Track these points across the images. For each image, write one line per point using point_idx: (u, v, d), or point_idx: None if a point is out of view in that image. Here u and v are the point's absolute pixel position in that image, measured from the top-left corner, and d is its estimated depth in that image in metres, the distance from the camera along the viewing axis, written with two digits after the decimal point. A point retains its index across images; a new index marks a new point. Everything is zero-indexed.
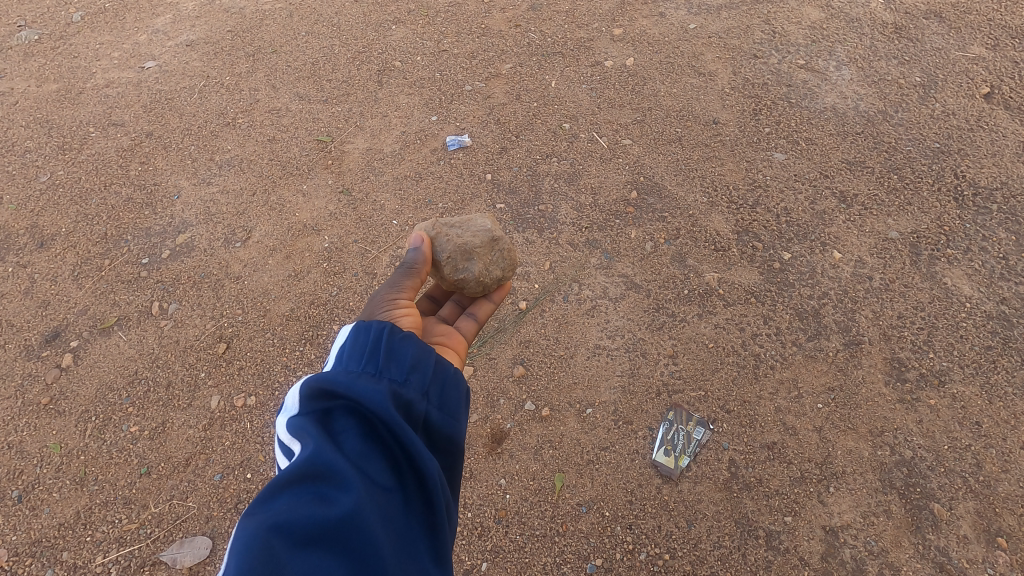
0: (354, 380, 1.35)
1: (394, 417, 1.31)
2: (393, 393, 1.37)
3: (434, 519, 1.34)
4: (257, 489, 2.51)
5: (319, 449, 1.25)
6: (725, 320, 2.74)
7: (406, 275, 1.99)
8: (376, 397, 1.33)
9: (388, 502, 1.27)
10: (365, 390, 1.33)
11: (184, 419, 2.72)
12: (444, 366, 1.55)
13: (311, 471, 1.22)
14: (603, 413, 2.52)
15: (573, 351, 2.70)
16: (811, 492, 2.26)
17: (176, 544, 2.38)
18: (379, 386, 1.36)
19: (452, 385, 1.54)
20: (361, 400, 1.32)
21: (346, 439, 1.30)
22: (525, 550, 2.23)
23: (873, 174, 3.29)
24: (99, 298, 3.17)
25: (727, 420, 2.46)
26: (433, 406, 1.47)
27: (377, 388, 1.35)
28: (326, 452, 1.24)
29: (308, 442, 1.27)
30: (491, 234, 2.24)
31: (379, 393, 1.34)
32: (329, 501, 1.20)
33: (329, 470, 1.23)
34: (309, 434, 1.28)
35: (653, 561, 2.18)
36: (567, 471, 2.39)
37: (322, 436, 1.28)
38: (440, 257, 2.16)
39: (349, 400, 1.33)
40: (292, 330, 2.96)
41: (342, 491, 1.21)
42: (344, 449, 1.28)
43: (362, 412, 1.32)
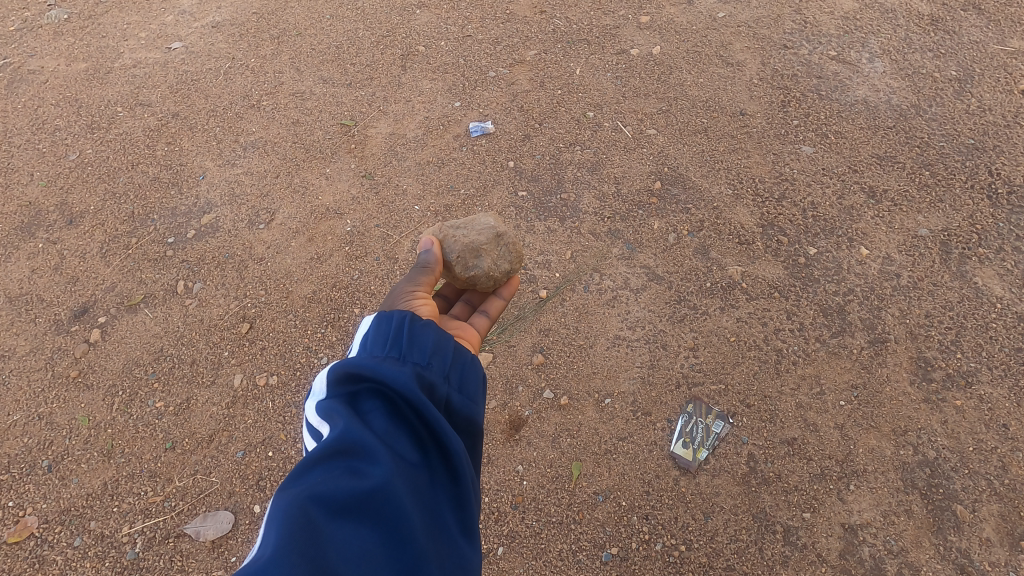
0: (380, 363, 1.37)
1: (420, 397, 1.33)
2: (416, 375, 1.38)
3: (459, 494, 1.36)
4: (279, 467, 2.54)
5: (349, 426, 1.26)
6: (748, 314, 2.72)
7: (421, 273, 2.00)
8: (401, 378, 1.35)
9: (416, 477, 1.29)
10: (390, 371, 1.35)
11: (208, 397, 2.77)
12: (462, 353, 1.55)
13: (342, 448, 1.24)
14: (622, 403, 2.52)
15: (593, 341, 2.70)
16: (831, 489, 2.24)
17: (200, 517, 2.43)
18: (403, 368, 1.37)
19: (469, 369, 1.54)
20: (387, 382, 1.34)
21: (373, 419, 1.32)
22: (541, 536, 2.25)
23: (904, 170, 3.22)
24: (126, 276, 3.23)
25: (747, 414, 2.45)
26: (456, 389, 1.48)
27: (401, 371, 1.36)
28: (356, 430, 1.26)
29: (338, 421, 1.28)
30: (494, 230, 2.24)
31: (404, 375, 1.35)
32: (361, 475, 1.21)
33: (359, 446, 1.25)
34: (339, 414, 1.30)
35: (669, 552, 2.18)
36: (584, 459, 2.40)
37: (350, 415, 1.30)
38: (451, 257, 2.16)
39: (375, 381, 1.34)
40: (314, 312, 2.99)
41: (373, 465, 1.23)
42: (373, 427, 1.30)
43: (387, 392, 1.34)
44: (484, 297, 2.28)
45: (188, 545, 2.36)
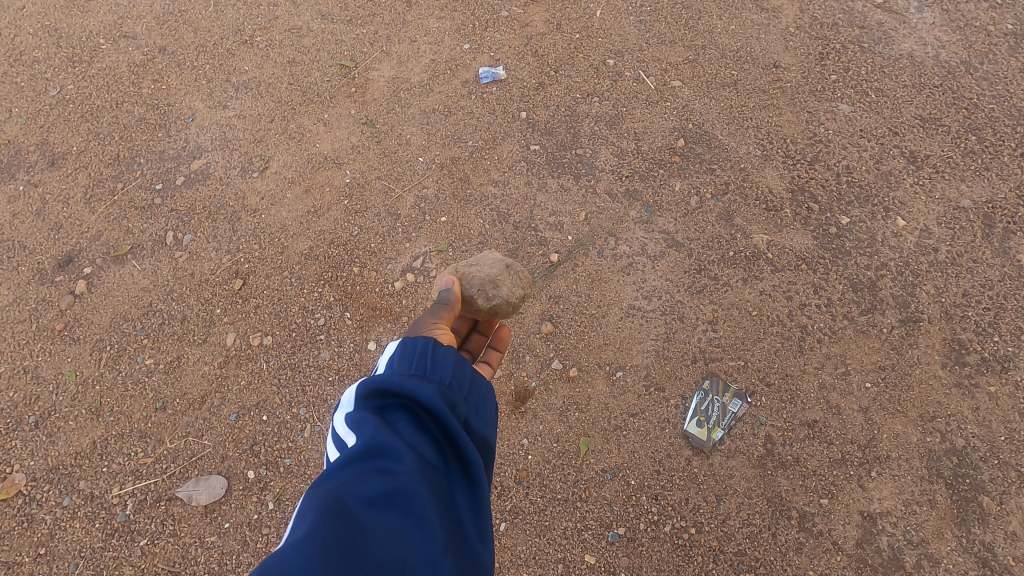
0: (405, 380, 1.36)
1: (444, 411, 1.33)
2: (441, 392, 1.38)
3: (477, 503, 1.35)
4: (273, 432, 2.43)
5: (376, 433, 1.28)
6: (772, 286, 2.55)
7: (442, 312, 1.85)
8: (424, 392, 1.35)
9: (438, 487, 1.29)
10: (417, 388, 1.35)
11: (200, 355, 2.65)
12: (478, 381, 1.51)
13: (370, 450, 1.26)
14: (635, 377, 2.39)
15: (605, 310, 2.55)
16: (851, 475, 2.14)
17: (192, 481, 2.33)
18: (429, 385, 1.37)
19: (482, 395, 1.50)
20: (412, 396, 1.34)
21: (398, 426, 1.32)
22: (545, 513, 2.17)
23: (948, 133, 2.97)
24: (112, 224, 3.05)
25: (766, 393, 2.32)
26: (473, 409, 1.45)
27: (427, 388, 1.36)
28: (383, 434, 1.28)
29: (365, 428, 1.29)
30: (503, 260, 2.16)
31: (430, 392, 1.35)
32: (387, 474, 1.23)
33: (387, 454, 1.26)
34: (367, 422, 1.30)
35: (678, 535, 2.10)
36: (593, 436, 2.29)
37: (378, 424, 1.30)
38: (471, 291, 2.04)
39: (400, 393, 1.34)
40: (311, 270, 2.82)
41: (398, 466, 1.24)
42: (399, 433, 1.31)
43: (411, 405, 1.34)
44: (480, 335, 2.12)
45: (180, 509, 2.28)
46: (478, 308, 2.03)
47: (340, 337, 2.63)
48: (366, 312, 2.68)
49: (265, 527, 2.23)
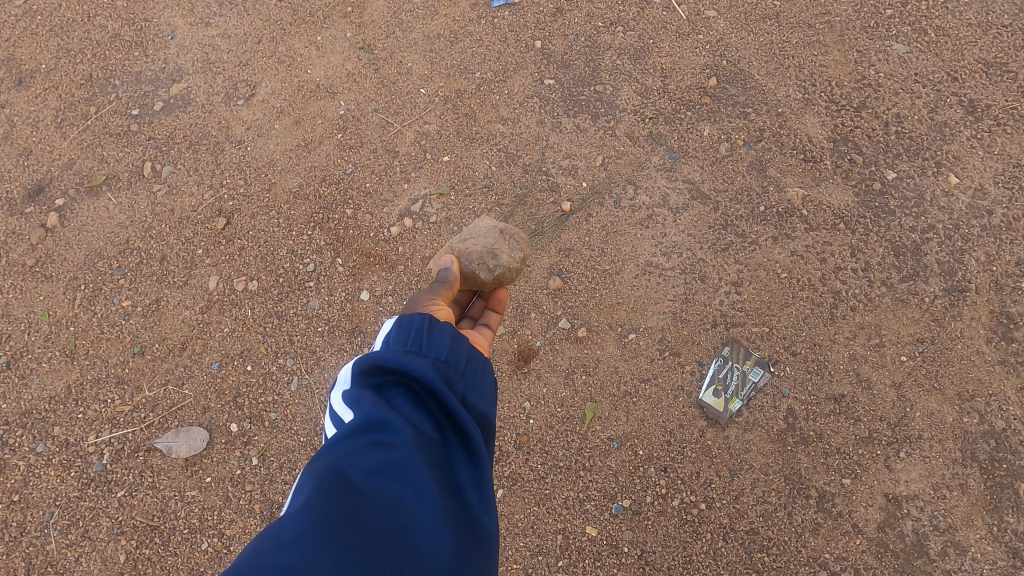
0: (400, 356, 1.23)
1: (440, 386, 1.20)
2: (435, 366, 1.24)
3: (484, 479, 1.20)
4: (258, 384, 2.27)
5: (369, 409, 1.15)
6: (805, 247, 2.31)
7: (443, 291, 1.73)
8: (420, 366, 1.21)
9: (438, 464, 1.15)
10: (411, 361, 1.22)
11: (180, 299, 2.46)
12: (476, 357, 1.36)
13: (366, 424, 1.13)
14: (648, 340, 2.21)
15: (619, 266, 2.34)
16: (878, 455, 1.98)
17: (172, 432, 2.20)
18: (423, 360, 1.24)
19: (480, 374, 1.34)
20: (405, 370, 1.21)
21: (396, 400, 1.19)
22: (546, 481, 2.04)
23: (1015, 81, 2.60)
24: (86, 152, 2.80)
25: (791, 363, 2.13)
26: (472, 386, 1.31)
27: (421, 362, 1.23)
28: (379, 407, 1.15)
29: (357, 406, 1.17)
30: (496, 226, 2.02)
31: (424, 365, 1.22)
32: (385, 446, 1.10)
33: (381, 429, 1.13)
34: (359, 400, 1.18)
35: (687, 510, 1.97)
36: (600, 401, 2.13)
37: (371, 399, 1.17)
38: (472, 267, 1.90)
39: (396, 367, 1.21)
40: (300, 211, 2.59)
41: (395, 438, 1.11)
42: (397, 408, 1.17)
43: (406, 380, 1.21)
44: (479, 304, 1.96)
45: (159, 461, 2.15)
46: (479, 280, 1.90)
47: (331, 285, 2.42)
48: (359, 259, 2.47)
49: (249, 483, 2.11)
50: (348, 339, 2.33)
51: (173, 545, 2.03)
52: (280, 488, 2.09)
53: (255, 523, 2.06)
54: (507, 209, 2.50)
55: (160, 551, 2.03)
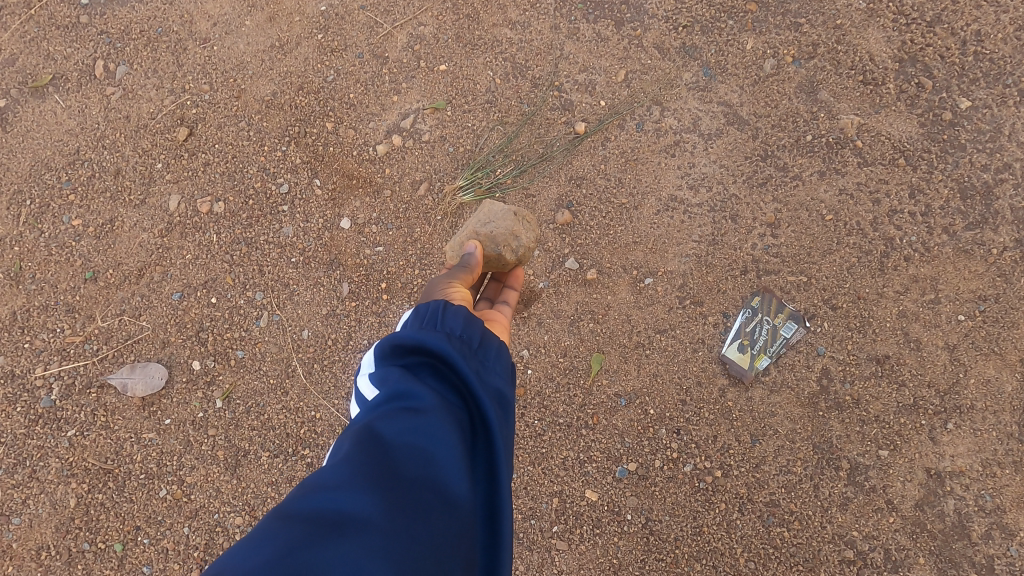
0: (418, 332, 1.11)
1: (456, 361, 1.06)
2: (452, 342, 1.10)
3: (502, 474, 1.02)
4: (223, 319, 2.01)
5: (394, 387, 1.05)
6: (856, 184, 1.98)
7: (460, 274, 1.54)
8: (435, 339, 1.08)
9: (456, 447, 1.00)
10: (428, 339, 1.08)
11: (138, 220, 2.17)
12: (489, 340, 1.17)
13: (392, 392, 1.04)
14: (667, 286, 1.94)
15: (639, 200, 2.02)
16: (922, 426, 1.75)
17: (127, 368, 1.97)
18: (439, 335, 1.09)
19: (494, 356, 1.15)
20: (422, 348, 1.08)
21: (419, 373, 1.07)
22: (543, 439, 1.83)
23: None
24: (27, 45, 2.39)
25: (830, 318, 1.86)
26: (485, 367, 1.11)
27: (438, 338, 1.09)
28: (405, 377, 1.06)
29: (383, 385, 1.07)
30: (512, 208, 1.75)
31: (439, 341, 1.08)
32: (410, 411, 1.00)
33: (403, 402, 1.02)
34: (384, 380, 1.08)
35: (700, 477, 1.78)
36: (608, 352, 1.89)
37: (394, 378, 1.07)
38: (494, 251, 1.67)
39: (412, 345, 1.08)
40: (272, 123, 2.24)
41: (418, 408, 1.00)
42: (421, 380, 1.06)
43: (424, 359, 1.08)
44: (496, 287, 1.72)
45: (114, 399, 1.94)
46: (504, 263, 1.68)
47: (307, 210, 2.12)
48: (339, 182, 2.15)
49: (212, 428, 1.89)
50: (325, 272, 2.05)
51: (129, 491, 1.85)
52: (247, 435, 1.89)
53: (217, 471, 1.86)
54: (511, 129, 2.15)
55: (114, 496, 1.85)
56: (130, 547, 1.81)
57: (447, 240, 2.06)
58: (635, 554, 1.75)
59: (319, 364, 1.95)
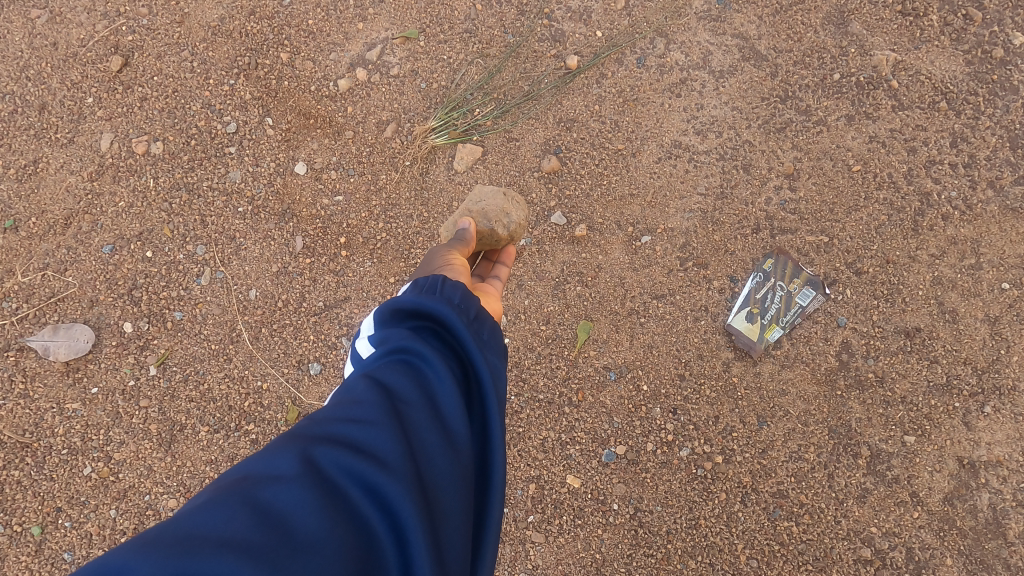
0: (420, 297, 0.94)
1: (460, 329, 0.91)
2: (456, 309, 0.94)
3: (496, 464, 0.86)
4: (160, 275, 1.76)
5: (394, 346, 0.89)
6: (889, 131, 1.70)
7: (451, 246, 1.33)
8: (436, 305, 0.93)
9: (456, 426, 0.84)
10: (430, 303, 0.93)
11: (64, 161, 1.87)
12: (483, 317, 0.98)
13: (395, 346, 0.89)
14: (667, 245, 1.68)
15: (637, 146, 1.75)
16: (955, 409, 1.53)
17: (49, 330, 1.72)
18: (442, 300, 0.94)
19: (488, 331, 0.96)
20: (426, 310, 0.92)
21: (418, 333, 0.91)
22: (521, 417, 1.61)
23: None
24: None
25: (853, 285, 1.62)
26: (483, 343, 0.93)
27: (441, 303, 0.93)
28: (408, 335, 0.90)
29: (381, 347, 0.91)
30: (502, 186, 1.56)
31: (443, 307, 0.92)
32: (409, 373, 0.85)
33: (405, 362, 0.87)
34: (382, 342, 0.92)
35: (698, 463, 1.56)
36: (597, 320, 1.65)
37: (394, 337, 0.91)
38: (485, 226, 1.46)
39: (412, 308, 0.93)
40: (217, 53, 1.92)
41: (420, 371, 0.86)
42: (422, 340, 0.89)
43: (426, 323, 0.92)
44: (486, 266, 1.49)
45: (34, 365, 1.70)
46: (497, 238, 1.47)
47: (256, 152, 1.84)
48: (295, 121, 1.87)
49: (144, 399, 1.67)
50: (276, 224, 1.79)
51: (49, 468, 1.63)
52: (185, 407, 1.66)
53: (150, 447, 1.64)
54: (493, 63, 1.86)
55: (32, 474, 1.63)
56: (50, 531, 1.60)
57: (416, 190, 1.79)
58: (621, 548, 1.54)
59: (268, 329, 1.71)
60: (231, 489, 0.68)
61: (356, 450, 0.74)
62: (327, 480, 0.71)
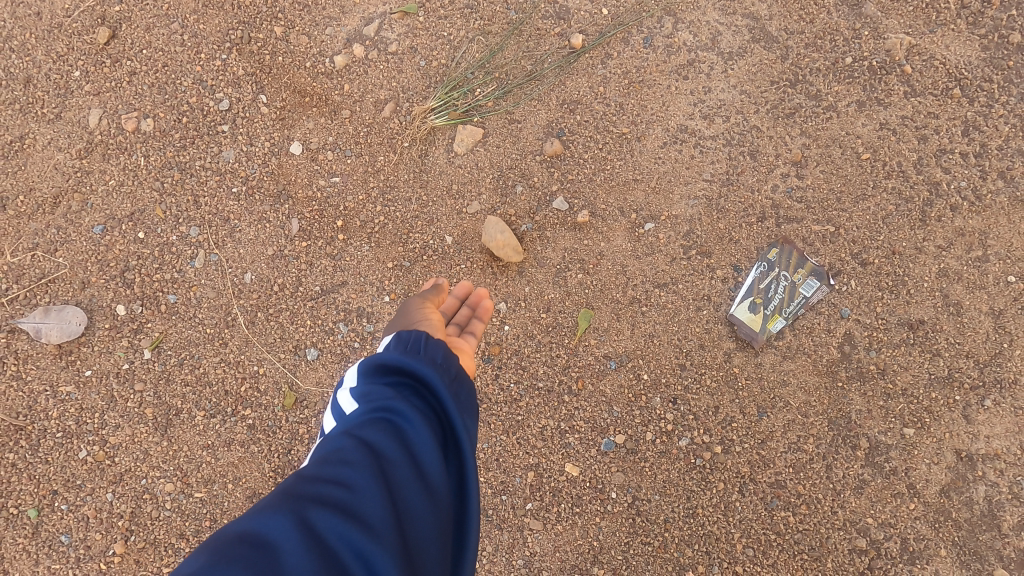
0: (401, 356, 1.03)
1: (441, 388, 1.00)
2: (438, 368, 1.03)
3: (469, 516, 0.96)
4: (153, 257, 1.72)
5: (381, 403, 0.97)
6: (900, 118, 1.66)
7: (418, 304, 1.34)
8: (421, 364, 1.02)
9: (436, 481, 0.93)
10: (417, 363, 1.01)
11: (52, 138, 1.81)
12: (463, 376, 1.08)
13: (377, 403, 0.97)
14: (670, 233, 1.65)
15: (642, 130, 1.71)
16: (955, 402, 1.53)
17: (41, 311, 1.69)
18: (426, 361, 1.02)
19: (465, 392, 1.06)
20: (411, 369, 1.01)
21: (399, 392, 0.99)
22: (520, 405, 1.60)
23: None
24: None
25: (858, 276, 1.60)
26: (459, 404, 1.02)
27: (424, 363, 1.02)
28: (390, 395, 0.98)
29: (366, 403, 0.99)
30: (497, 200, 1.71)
31: (427, 367, 1.01)
32: (395, 432, 0.94)
33: (389, 420, 0.95)
34: (366, 399, 0.99)
35: (697, 453, 1.56)
36: (598, 309, 1.63)
37: (380, 395, 0.99)
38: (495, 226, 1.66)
39: (398, 366, 1.02)
40: (208, 25, 1.85)
41: (405, 430, 0.94)
42: (403, 399, 0.98)
43: (409, 382, 1.01)
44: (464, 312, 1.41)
45: (26, 347, 1.67)
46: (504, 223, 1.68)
47: (250, 131, 1.79)
48: (290, 98, 1.81)
49: (139, 382, 1.65)
50: (271, 205, 1.74)
51: (44, 451, 1.62)
52: (180, 391, 1.65)
53: (145, 432, 1.63)
54: (495, 40, 1.79)
55: (27, 456, 1.62)
56: (46, 514, 1.59)
57: (414, 172, 1.74)
58: (618, 536, 1.55)
59: (264, 314, 1.69)
60: (236, 551, 0.74)
61: (348, 509, 0.82)
62: (323, 541, 0.78)
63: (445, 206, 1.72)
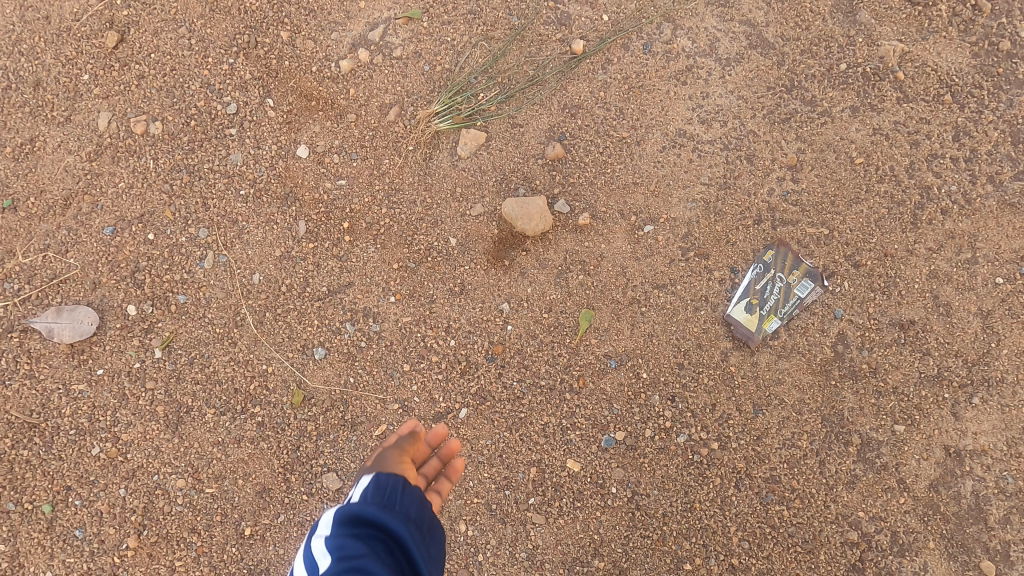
0: (383, 513, 1.01)
1: (415, 549, 0.99)
2: (413, 526, 1.02)
3: None
4: (163, 258, 1.76)
5: (353, 562, 0.95)
6: (893, 123, 1.71)
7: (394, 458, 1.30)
8: (398, 521, 1.01)
9: None
10: (394, 521, 1.00)
11: (61, 140, 1.84)
12: (435, 530, 1.08)
13: (351, 565, 0.94)
14: (669, 235, 1.70)
15: (642, 135, 1.75)
16: (944, 400, 1.58)
17: (53, 311, 1.72)
18: (401, 519, 1.02)
19: (435, 547, 1.05)
20: (387, 526, 1.00)
21: (374, 549, 0.97)
22: (522, 403, 1.65)
23: None
24: None
25: (851, 277, 1.65)
26: (429, 565, 1.01)
27: (400, 521, 1.01)
28: (365, 553, 0.96)
29: (337, 559, 0.96)
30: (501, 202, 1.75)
31: (403, 525, 1.01)
32: None
33: None
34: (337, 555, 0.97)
35: (695, 449, 1.61)
36: (599, 309, 1.68)
37: (354, 554, 0.96)
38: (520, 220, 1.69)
39: (374, 520, 1.00)
40: (215, 29, 1.88)
41: None
42: (377, 559, 0.96)
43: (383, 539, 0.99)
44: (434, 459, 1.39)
45: (39, 346, 1.71)
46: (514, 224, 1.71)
47: (258, 135, 1.82)
48: (296, 102, 1.84)
49: (150, 380, 1.69)
50: (279, 208, 1.78)
51: (57, 448, 1.66)
52: (191, 389, 1.69)
53: (157, 429, 1.67)
54: (498, 46, 1.83)
55: (41, 453, 1.65)
56: (60, 509, 1.63)
57: (419, 175, 1.78)
58: (618, 530, 1.60)
59: (272, 314, 1.72)
60: None
61: None
62: None
63: (449, 208, 1.76)
